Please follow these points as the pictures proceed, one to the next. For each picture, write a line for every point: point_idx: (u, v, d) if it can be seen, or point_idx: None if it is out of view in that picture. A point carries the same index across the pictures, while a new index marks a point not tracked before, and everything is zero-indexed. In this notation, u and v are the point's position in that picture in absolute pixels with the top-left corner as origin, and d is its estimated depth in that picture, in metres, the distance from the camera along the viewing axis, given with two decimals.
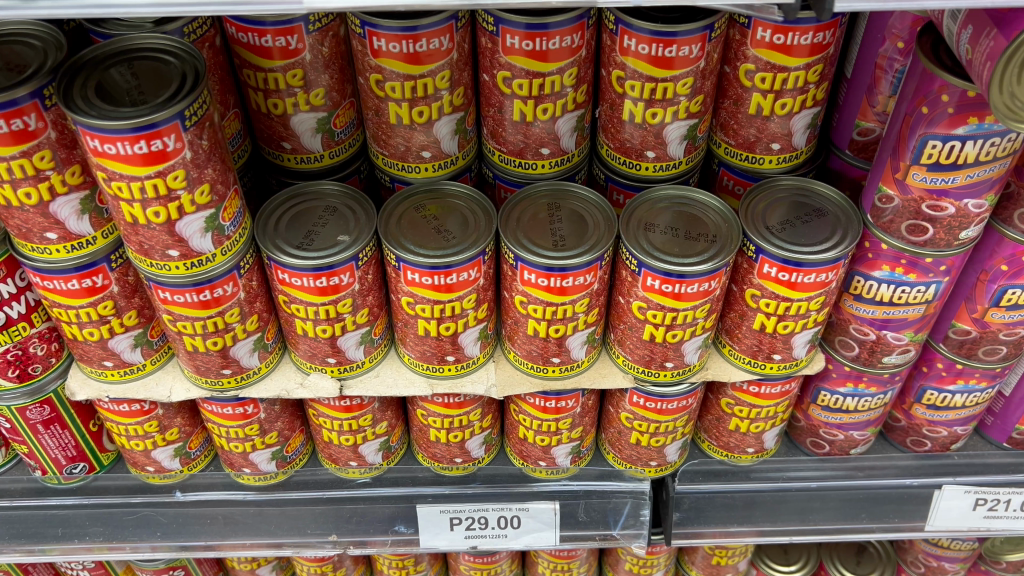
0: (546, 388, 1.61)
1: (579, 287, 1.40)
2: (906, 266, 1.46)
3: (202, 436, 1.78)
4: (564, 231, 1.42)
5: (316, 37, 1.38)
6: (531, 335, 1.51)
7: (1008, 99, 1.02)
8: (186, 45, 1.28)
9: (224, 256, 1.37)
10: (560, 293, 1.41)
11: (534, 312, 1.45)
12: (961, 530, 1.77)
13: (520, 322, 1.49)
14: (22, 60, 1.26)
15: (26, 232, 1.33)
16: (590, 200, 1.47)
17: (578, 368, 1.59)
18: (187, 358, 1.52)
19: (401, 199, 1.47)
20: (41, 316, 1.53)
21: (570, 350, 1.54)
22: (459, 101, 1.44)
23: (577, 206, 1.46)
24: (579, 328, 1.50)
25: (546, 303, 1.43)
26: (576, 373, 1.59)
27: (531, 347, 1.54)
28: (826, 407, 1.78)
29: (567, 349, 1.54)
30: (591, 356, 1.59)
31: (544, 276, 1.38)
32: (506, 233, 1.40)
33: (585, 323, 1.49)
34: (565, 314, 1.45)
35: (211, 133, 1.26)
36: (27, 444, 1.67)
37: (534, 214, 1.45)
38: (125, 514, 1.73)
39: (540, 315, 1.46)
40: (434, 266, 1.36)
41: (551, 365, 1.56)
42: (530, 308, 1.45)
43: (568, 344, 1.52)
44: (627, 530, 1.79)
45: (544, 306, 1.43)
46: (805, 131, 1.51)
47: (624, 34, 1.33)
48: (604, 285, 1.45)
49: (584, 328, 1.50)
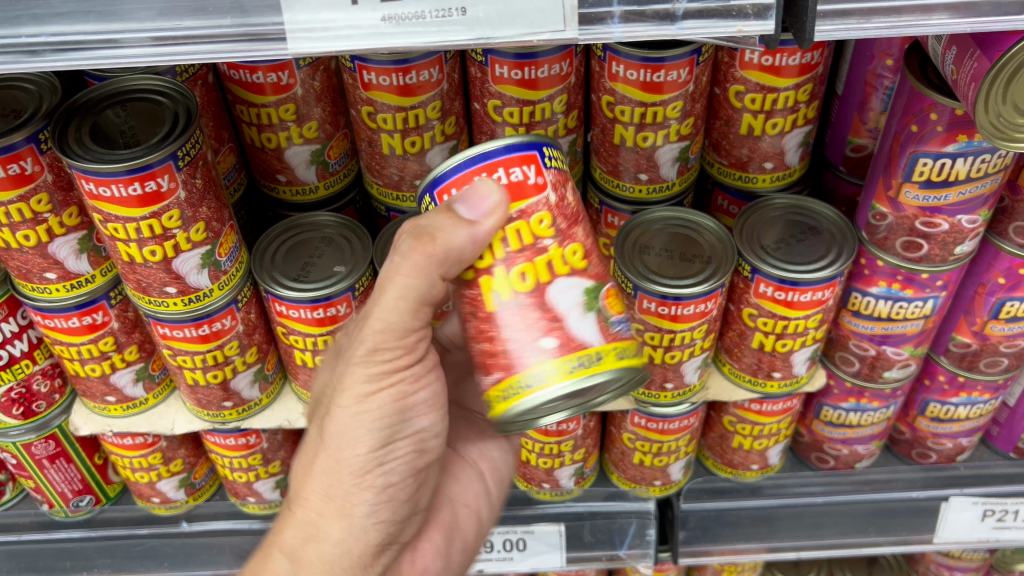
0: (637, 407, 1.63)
1: (528, 187, 1.05)
2: (903, 282, 1.46)
3: (205, 466, 1.80)
4: None
5: (307, 72, 1.40)
6: (494, 314, 1.06)
7: (995, 118, 1.02)
8: (178, 84, 1.29)
9: (221, 291, 1.38)
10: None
11: (481, 260, 1.06)
12: (970, 541, 1.75)
13: (476, 299, 1.08)
14: (19, 105, 1.28)
15: (26, 273, 1.34)
16: None
17: (597, 365, 1.04)
18: (189, 391, 1.52)
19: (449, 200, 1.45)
20: (43, 353, 1.54)
21: (568, 321, 1.04)
22: (451, 129, 1.45)
23: None
24: (561, 271, 1.06)
25: (658, 330, 1.43)
26: (588, 372, 1.03)
27: (502, 340, 1.07)
28: (830, 422, 1.77)
29: (563, 317, 1.04)
30: (624, 350, 1.07)
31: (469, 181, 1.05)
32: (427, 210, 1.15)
33: (584, 262, 1.08)
34: (530, 243, 1.05)
35: (205, 171, 1.27)
36: (33, 478, 1.68)
37: None
38: (132, 545, 1.72)
39: (490, 258, 1.06)
40: (315, 300, 1.37)
41: (552, 358, 1.03)
42: (482, 261, 1.07)
43: (555, 304, 1.05)
44: (634, 550, 1.78)
45: (657, 333, 1.44)
46: (798, 149, 1.51)
47: (613, 60, 1.34)
48: (573, 213, 1.09)
49: (571, 273, 1.07)
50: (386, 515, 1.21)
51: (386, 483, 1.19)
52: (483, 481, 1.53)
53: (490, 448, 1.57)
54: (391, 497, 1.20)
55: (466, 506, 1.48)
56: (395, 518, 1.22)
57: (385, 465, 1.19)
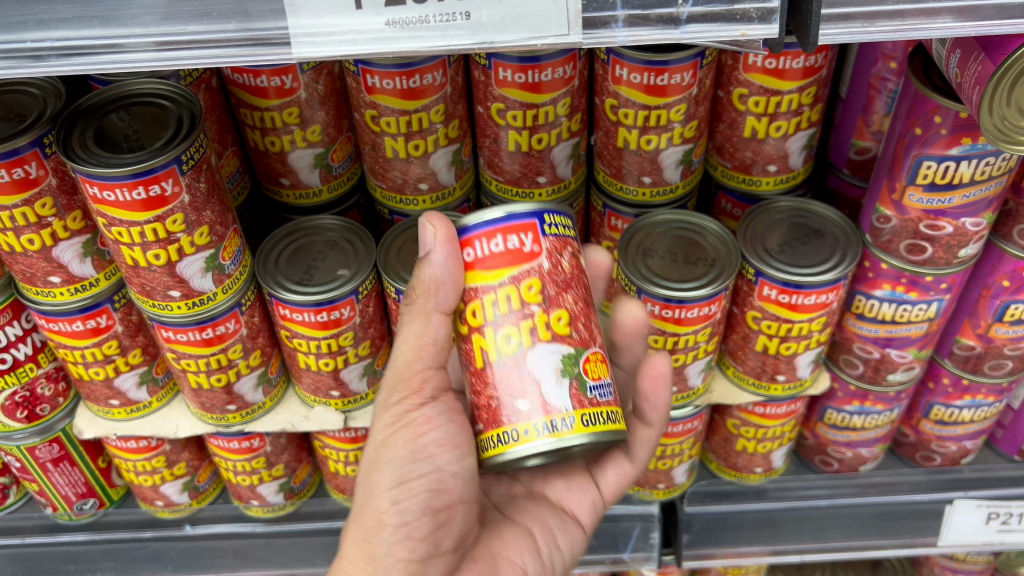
0: None
1: (522, 253, 1.11)
2: (907, 285, 1.46)
3: (210, 469, 1.79)
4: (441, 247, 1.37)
5: (311, 75, 1.40)
6: (481, 371, 1.13)
7: (999, 121, 1.02)
8: (182, 89, 1.30)
9: (225, 295, 1.38)
10: (484, 269, 1.12)
11: (475, 318, 1.13)
12: (975, 544, 1.74)
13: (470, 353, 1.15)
14: (23, 109, 1.28)
15: (30, 276, 1.34)
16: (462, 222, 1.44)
17: (567, 432, 1.08)
18: (192, 395, 1.52)
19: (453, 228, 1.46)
20: (47, 356, 1.55)
21: (543, 386, 1.09)
22: (454, 133, 1.45)
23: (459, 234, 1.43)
24: (544, 336, 1.11)
25: (662, 333, 1.43)
26: (561, 437, 1.07)
27: (487, 397, 1.12)
28: (834, 425, 1.77)
29: (540, 382, 1.09)
30: (601, 418, 1.10)
31: (469, 245, 1.13)
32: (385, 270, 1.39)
33: (569, 329, 1.13)
34: (519, 307, 1.11)
35: (209, 175, 1.27)
36: (37, 482, 1.68)
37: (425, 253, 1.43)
38: (136, 549, 1.73)
39: (480, 317, 1.13)
40: (318, 303, 1.37)
41: (524, 419, 1.09)
42: (474, 320, 1.14)
43: (533, 368, 1.10)
44: (638, 553, 1.78)
45: (661, 336, 1.43)
46: (802, 152, 1.51)
47: (616, 64, 1.35)
48: (565, 278, 1.14)
49: (553, 338, 1.11)
50: (407, 554, 1.12)
51: (400, 521, 1.13)
52: (533, 541, 1.29)
53: (545, 512, 1.33)
54: (407, 535, 1.13)
55: (511, 560, 1.26)
56: (421, 558, 1.14)
57: (398, 500, 1.13)
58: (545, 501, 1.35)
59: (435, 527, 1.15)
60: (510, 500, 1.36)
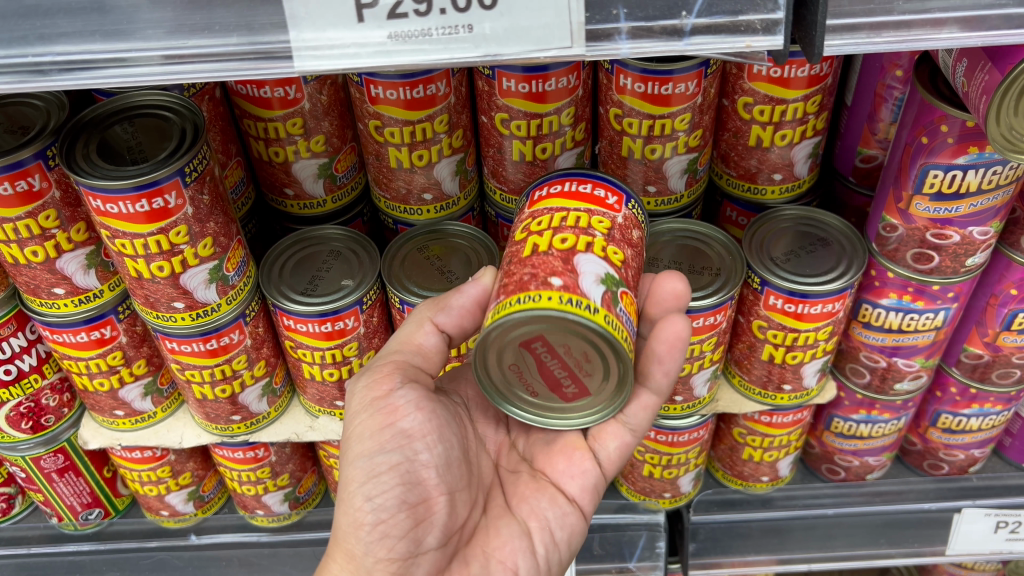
0: (662, 420, 1.60)
1: (603, 203, 1.18)
2: (914, 294, 1.45)
3: (215, 479, 1.80)
4: (452, 269, 1.42)
5: (314, 86, 1.39)
6: (524, 258, 1.11)
7: (1006, 130, 1.01)
8: (186, 101, 1.30)
9: (229, 305, 1.38)
10: (567, 199, 1.18)
11: (538, 226, 1.15)
12: (983, 553, 1.72)
13: (517, 250, 1.14)
14: (27, 121, 1.29)
15: (34, 288, 1.34)
16: (466, 238, 1.47)
17: (587, 313, 1.02)
18: (197, 405, 1.52)
19: (464, 236, 1.47)
20: (52, 367, 1.55)
21: (581, 276, 1.06)
22: (458, 142, 1.45)
23: (461, 246, 1.46)
24: (597, 253, 1.10)
25: None
26: (579, 312, 1.01)
27: (521, 275, 1.08)
28: (840, 434, 1.76)
29: (577, 271, 1.06)
30: (621, 331, 1.05)
31: (558, 184, 1.21)
32: (389, 278, 1.39)
33: (620, 265, 1.12)
34: (584, 227, 1.13)
35: (212, 187, 1.27)
36: (42, 492, 1.68)
37: (448, 263, 1.43)
38: (142, 558, 1.71)
39: (544, 226, 1.15)
40: (323, 313, 1.36)
41: (551, 290, 1.04)
42: (536, 228, 1.15)
43: (578, 263, 1.07)
44: (644, 563, 1.73)
45: None
46: (807, 161, 1.50)
47: (620, 73, 1.34)
48: (630, 241, 1.18)
49: (604, 260, 1.10)
50: (387, 553, 1.15)
51: (376, 519, 1.15)
52: (528, 540, 1.27)
53: (546, 502, 1.29)
54: (385, 534, 1.15)
55: (502, 561, 1.24)
56: (402, 556, 1.16)
57: (372, 496, 1.15)
58: (547, 484, 1.31)
59: (414, 523, 1.16)
60: (514, 479, 1.33)
